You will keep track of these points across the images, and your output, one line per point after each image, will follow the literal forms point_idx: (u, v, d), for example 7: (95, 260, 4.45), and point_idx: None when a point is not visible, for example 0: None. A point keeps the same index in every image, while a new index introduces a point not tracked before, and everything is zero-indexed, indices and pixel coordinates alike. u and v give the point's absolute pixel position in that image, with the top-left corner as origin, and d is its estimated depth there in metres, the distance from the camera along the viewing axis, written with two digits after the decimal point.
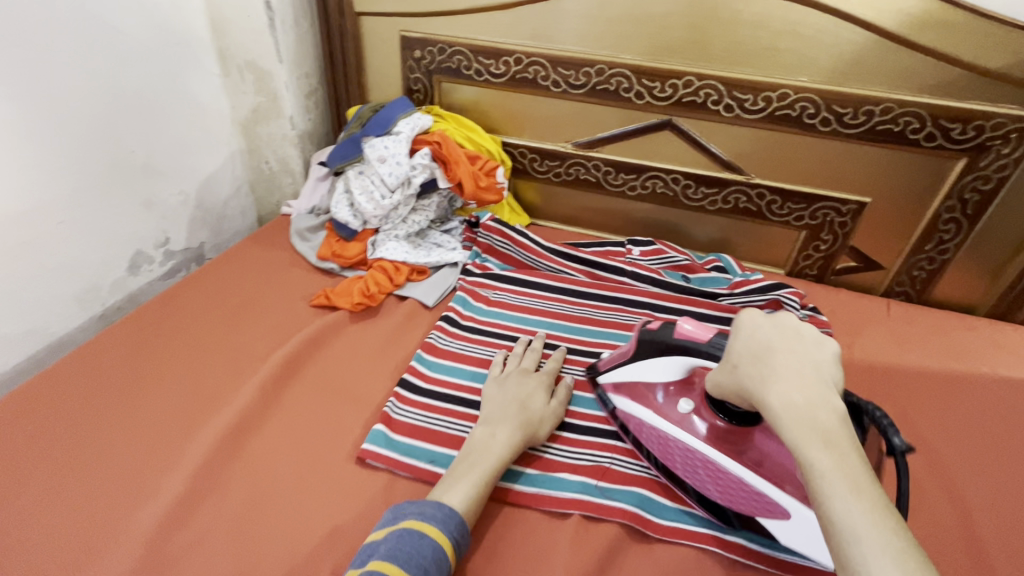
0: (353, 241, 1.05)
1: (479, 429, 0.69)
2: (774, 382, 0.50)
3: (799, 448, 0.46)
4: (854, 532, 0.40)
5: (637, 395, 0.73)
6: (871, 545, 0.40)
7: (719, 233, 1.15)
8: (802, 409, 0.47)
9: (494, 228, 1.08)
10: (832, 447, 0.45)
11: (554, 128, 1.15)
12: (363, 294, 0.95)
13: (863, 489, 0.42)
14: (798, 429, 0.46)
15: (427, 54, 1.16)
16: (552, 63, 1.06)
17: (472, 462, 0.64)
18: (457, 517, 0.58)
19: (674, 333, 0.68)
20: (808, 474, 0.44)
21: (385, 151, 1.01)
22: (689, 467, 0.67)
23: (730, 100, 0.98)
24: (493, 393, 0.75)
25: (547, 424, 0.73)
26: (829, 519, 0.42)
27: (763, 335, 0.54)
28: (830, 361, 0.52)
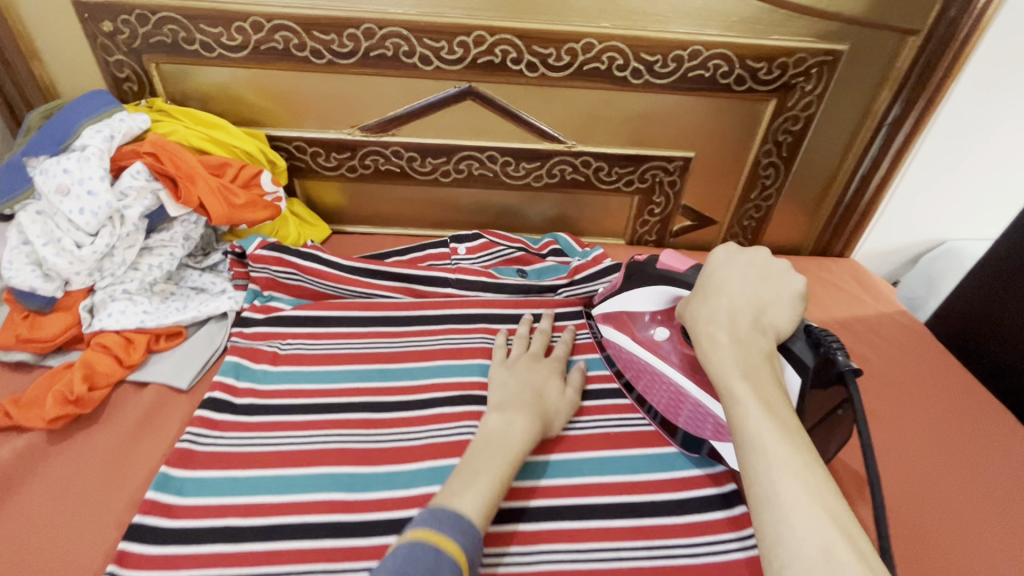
0: (53, 313, 0.71)
1: (492, 417, 0.63)
2: (710, 322, 0.55)
3: (722, 379, 0.50)
4: (762, 445, 0.43)
5: (619, 324, 0.75)
6: (779, 462, 0.42)
7: (552, 210, 1.01)
8: (730, 346, 0.52)
9: (268, 256, 0.80)
10: (750, 378, 0.49)
11: (333, 112, 0.90)
12: (64, 400, 0.63)
13: (779, 417, 0.46)
14: (724, 364, 0.51)
15: (122, 26, 0.82)
16: (303, 27, 0.80)
17: (489, 452, 0.57)
18: (466, 526, 0.48)
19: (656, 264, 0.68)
20: (729, 401, 0.48)
21: (65, 177, 0.68)
22: (649, 385, 0.72)
23: (531, 57, 0.81)
24: (505, 377, 0.69)
25: (561, 417, 0.68)
26: (739, 436, 0.45)
27: (726, 272, 0.58)
28: (786, 303, 0.56)
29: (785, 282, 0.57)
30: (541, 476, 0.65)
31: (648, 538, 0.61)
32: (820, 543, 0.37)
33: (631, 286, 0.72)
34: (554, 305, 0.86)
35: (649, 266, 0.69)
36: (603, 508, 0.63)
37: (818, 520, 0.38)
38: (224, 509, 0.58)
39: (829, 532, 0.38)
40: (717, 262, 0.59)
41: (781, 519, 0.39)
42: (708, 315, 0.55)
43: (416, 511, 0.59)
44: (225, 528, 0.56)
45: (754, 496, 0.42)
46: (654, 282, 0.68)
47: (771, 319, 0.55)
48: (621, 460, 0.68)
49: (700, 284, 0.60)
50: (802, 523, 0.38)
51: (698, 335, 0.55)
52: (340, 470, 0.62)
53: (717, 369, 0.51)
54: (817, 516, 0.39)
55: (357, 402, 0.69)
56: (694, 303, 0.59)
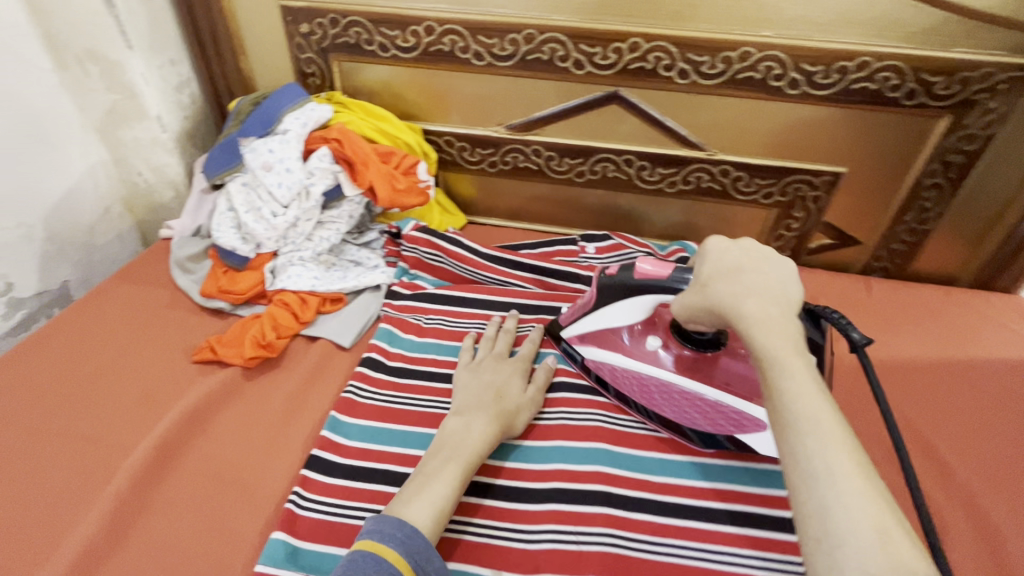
0: (246, 270, 0.84)
1: (451, 420, 0.66)
2: (748, 297, 0.50)
3: (767, 356, 0.46)
4: (812, 424, 0.42)
5: (604, 342, 0.74)
6: (827, 443, 0.41)
7: (680, 217, 1.01)
8: (768, 322, 0.48)
9: (420, 238, 0.90)
10: (798, 356, 0.46)
11: (482, 111, 0.97)
12: (258, 344, 0.75)
13: (826, 399, 0.44)
14: (770, 338, 0.47)
15: (316, 28, 0.93)
16: (470, 31, 0.87)
17: (445, 457, 0.61)
18: (419, 538, 0.52)
19: (633, 274, 0.65)
20: (777, 376, 0.45)
21: (269, 156, 0.81)
22: (652, 396, 0.71)
23: (684, 64, 0.83)
24: (467, 382, 0.71)
25: (525, 414, 0.70)
26: (785, 416, 0.43)
27: (741, 252, 0.55)
28: (796, 284, 0.54)
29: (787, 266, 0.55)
30: (668, 473, 0.68)
31: (782, 550, 0.60)
32: (879, 532, 0.36)
33: (613, 299, 0.69)
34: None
35: (626, 277, 0.67)
36: (731, 514, 0.63)
37: (874, 506, 0.38)
38: (382, 455, 0.66)
39: (886, 518, 0.37)
40: (722, 245, 0.56)
41: (835, 501, 0.38)
42: (747, 289, 0.51)
43: (555, 484, 0.66)
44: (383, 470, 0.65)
45: (802, 480, 0.40)
46: (639, 293, 0.66)
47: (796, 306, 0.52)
48: (751, 473, 0.67)
49: (710, 264, 0.55)
50: (863, 505, 0.37)
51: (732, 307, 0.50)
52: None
53: (766, 342, 0.47)
54: (875, 502, 0.38)
55: None
56: (716, 275, 0.54)
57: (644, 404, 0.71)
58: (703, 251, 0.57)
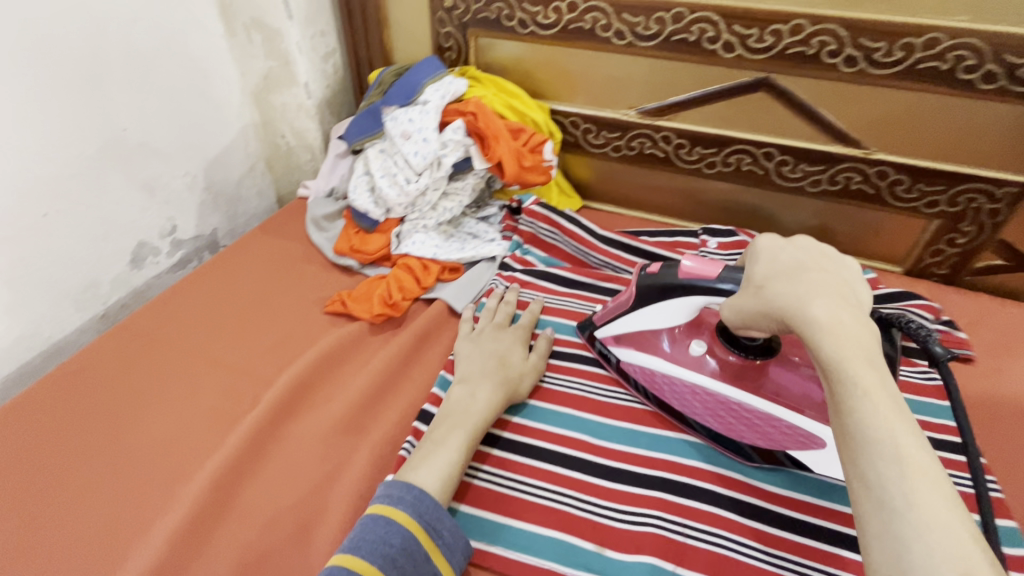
0: (374, 233, 0.89)
1: (456, 389, 0.66)
2: (815, 298, 0.45)
3: (840, 365, 0.41)
4: (896, 450, 0.37)
5: (643, 344, 0.70)
6: (917, 475, 0.36)
7: (815, 221, 0.93)
8: (841, 330, 0.43)
9: (539, 213, 0.92)
10: (876, 370, 0.41)
11: (614, 92, 0.94)
12: (385, 303, 0.79)
13: (901, 413, 0.39)
14: (842, 346, 0.42)
15: (460, 3, 0.96)
16: (615, 8, 0.85)
17: (452, 424, 0.61)
18: (427, 500, 0.53)
19: (678, 274, 0.62)
20: (854, 392, 0.40)
21: (409, 125, 0.84)
22: (700, 407, 0.66)
23: (853, 50, 0.75)
24: (468, 350, 0.72)
25: (528, 380, 0.70)
26: (870, 438, 0.38)
27: (806, 257, 0.51)
28: (859, 289, 0.49)
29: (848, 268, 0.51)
30: (790, 486, 0.63)
31: None
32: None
33: (652, 300, 0.66)
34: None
35: (669, 276, 0.63)
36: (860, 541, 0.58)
37: (959, 541, 0.33)
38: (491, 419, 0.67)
39: (974, 559, 0.32)
40: (776, 248, 0.52)
41: (910, 538, 0.34)
42: (808, 290, 0.46)
43: (660, 474, 0.64)
44: None
45: (885, 512, 0.35)
46: (684, 294, 0.62)
47: (866, 307, 0.48)
48: None
49: (766, 269, 0.51)
50: (942, 540, 0.33)
51: (797, 311, 0.45)
52: (570, 411, 0.70)
53: (835, 350, 0.42)
54: (957, 537, 0.33)
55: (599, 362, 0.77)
56: (773, 277, 0.50)
57: (688, 415, 0.67)
58: (754, 256, 0.54)
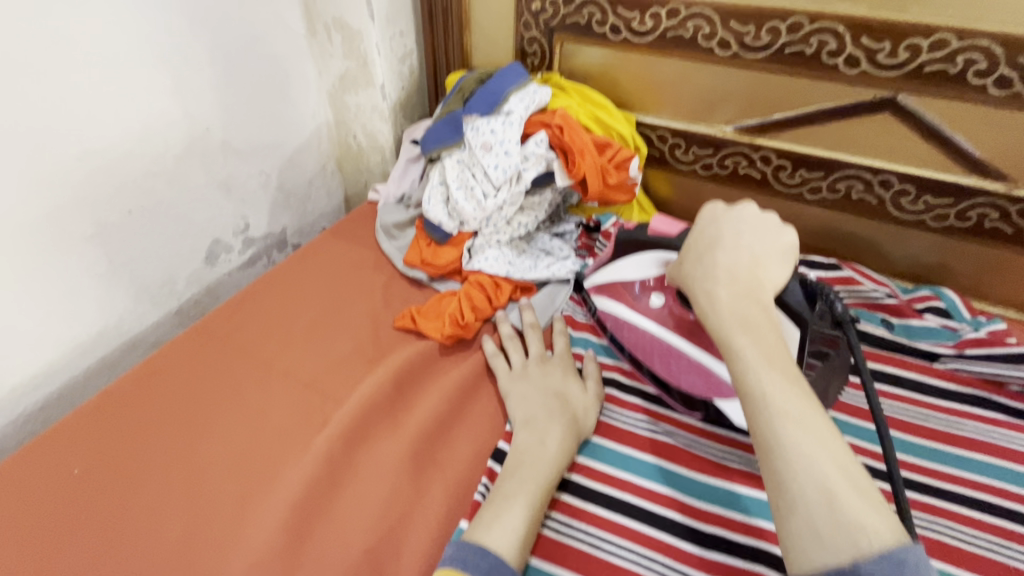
0: (446, 246, 0.85)
1: (523, 434, 0.63)
2: (709, 279, 0.58)
3: (726, 337, 0.54)
4: (766, 396, 0.48)
5: (615, 293, 0.76)
6: (784, 418, 0.47)
7: (935, 258, 0.83)
8: (716, 304, 0.57)
9: (618, 235, 0.86)
10: (751, 334, 0.53)
11: (709, 106, 0.87)
12: (455, 321, 0.76)
13: (778, 367, 0.50)
14: (726, 322, 0.55)
15: (547, 6, 0.91)
16: (722, 15, 0.77)
17: (519, 475, 0.58)
18: (503, 567, 0.50)
19: (647, 230, 0.74)
20: (733, 358, 0.52)
21: (491, 136, 0.80)
22: (655, 355, 0.71)
23: (1009, 70, 0.65)
24: (522, 392, 0.69)
25: (592, 412, 0.67)
26: (752, 394, 0.49)
27: (717, 232, 0.62)
28: (773, 258, 0.60)
29: (772, 245, 0.60)
30: None
31: None
32: (823, 492, 0.42)
33: (627, 256, 0.76)
34: (921, 371, 0.72)
35: (641, 234, 0.74)
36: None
37: (821, 463, 0.44)
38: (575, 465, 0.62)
39: (832, 475, 0.43)
40: (710, 218, 0.63)
41: (785, 464, 0.44)
42: (709, 266, 0.59)
43: (758, 544, 0.58)
44: None
45: (768, 453, 0.46)
46: (647, 249, 0.73)
47: (767, 276, 0.59)
48: None
49: (693, 243, 0.63)
50: (807, 463, 0.44)
51: (697, 287, 0.59)
52: (651, 459, 0.65)
53: (725, 321, 0.55)
54: (825, 465, 0.44)
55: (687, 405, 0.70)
56: (690, 255, 0.63)
57: (645, 362, 0.72)
58: (691, 230, 0.65)
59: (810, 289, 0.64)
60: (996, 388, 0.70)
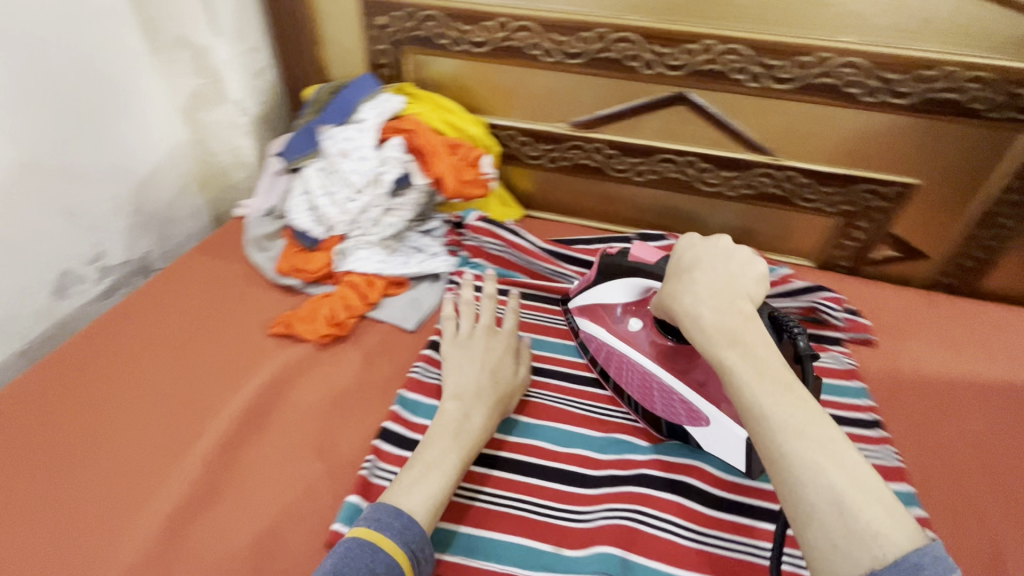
0: (317, 251, 0.89)
1: (451, 403, 0.66)
2: (684, 295, 0.56)
3: (712, 352, 0.50)
4: (764, 412, 0.44)
5: (596, 317, 0.78)
6: (784, 429, 0.43)
7: (739, 222, 1.01)
8: (692, 316, 0.53)
9: (482, 228, 0.93)
10: (737, 345, 0.49)
11: (546, 106, 0.98)
12: (330, 321, 0.80)
13: (769, 376, 0.46)
14: (710, 337, 0.51)
15: (392, 21, 0.97)
16: (542, 28, 0.89)
17: (436, 443, 0.62)
18: (415, 528, 0.55)
19: (628, 257, 0.71)
20: (723, 374, 0.48)
21: (347, 144, 0.85)
22: (630, 380, 0.73)
23: (757, 67, 0.82)
24: (454, 361, 0.71)
25: (513, 395, 0.72)
26: (746, 410, 0.46)
27: (696, 253, 0.59)
28: (755, 279, 0.57)
29: (752, 267, 0.58)
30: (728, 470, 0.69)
31: None
32: (834, 505, 0.39)
33: (608, 279, 0.75)
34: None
35: (620, 258, 0.72)
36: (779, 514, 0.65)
37: (829, 474, 0.40)
38: None
39: (839, 484, 0.40)
40: (688, 244, 0.61)
41: (792, 481, 0.41)
42: (688, 284, 0.56)
43: (610, 473, 0.70)
44: None
45: (779, 473, 0.42)
46: (625, 275, 0.71)
47: (750, 289, 0.55)
48: None
49: (673, 269, 0.61)
50: (814, 478, 0.40)
51: (680, 304, 0.55)
52: (517, 417, 0.75)
53: (718, 331, 0.51)
54: (833, 474, 0.40)
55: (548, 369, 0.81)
56: (670, 280, 0.60)
57: (623, 387, 0.75)
58: (669, 257, 0.63)
59: (776, 321, 0.58)
60: None
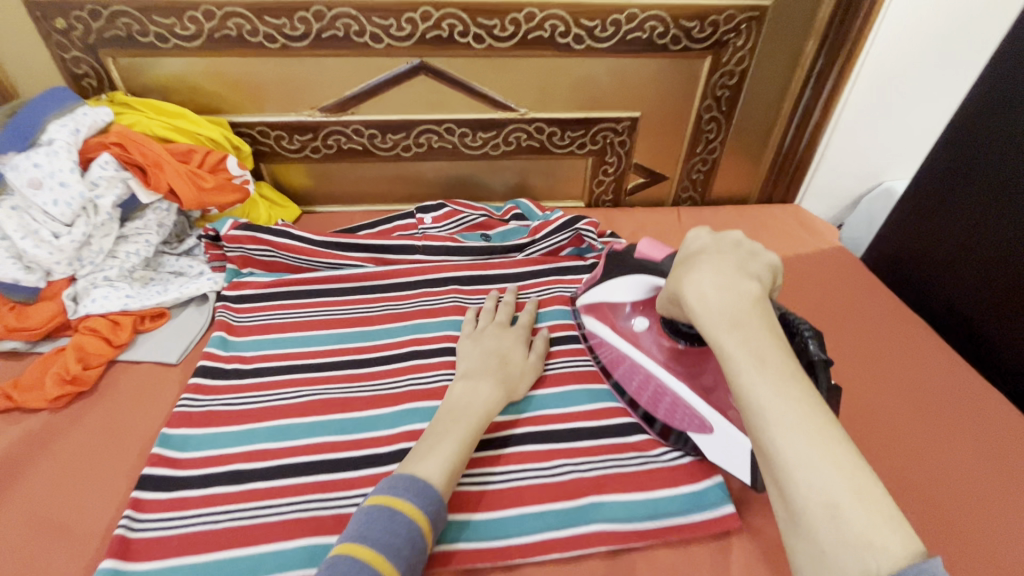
0: (36, 303, 0.75)
1: (457, 385, 0.66)
2: (690, 274, 0.48)
3: (711, 337, 0.44)
4: (760, 403, 0.39)
5: (603, 316, 0.73)
6: (782, 422, 0.38)
7: (514, 178, 1.06)
8: (698, 300, 0.46)
9: (241, 236, 0.83)
10: (738, 327, 0.43)
11: (291, 96, 0.93)
12: (63, 379, 0.68)
13: (772, 364, 0.40)
14: (708, 321, 0.45)
15: (75, 23, 0.84)
16: (254, 12, 0.83)
17: (446, 427, 0.60)
18: (431, 490, 0.53)
19: (637, 254, 0.70)
20: (720, 357, 0.43)
21: (36, 171, 0.71)
22: (656, 399, 0.67)
23: (477, 29, 0.85)
24: (470, 350, 0.71)
25: (525, 381, 0.70)
26: (741, 397, 0.40)
27: (704, 242, 0.53)
28: (767, 269, 0.50)
29: (764, 257, 0.51)
30: (535, 407, 0.71)
31: (601, 451, 0.67)
32: (826, 506, 0.35)
33: (617, 275, 0.72)
34: (521, 264, 0.91)
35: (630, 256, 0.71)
36: (554, 431, 0.69)
37: (828, 475, 0.36)
38: (226, 458, 0.63)
39: (837, 486, 0.35)
40: (698, 236, 0.54)
41: (786, 480, 0.37)
42: (690, 267, 0.49)
43: None
44: (227, 472, 0.61)
45: (769, 469, 0.38)
46: (635, 272, 0.69)
47: (763, 275, 0.49)
48: (589, 392, 0.74)
49: (678, 258, 0.53)
50: (807, 483, 0.36)
51: (680, 287, 0.48)
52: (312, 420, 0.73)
53: (704, 319, 0.45)
54: (828, 476, 0.36)
55: (342, 361, 0.74)
56: (676, 266, 0.53)
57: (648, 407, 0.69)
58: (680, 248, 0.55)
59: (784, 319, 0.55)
60: (558, 255, 0.93)
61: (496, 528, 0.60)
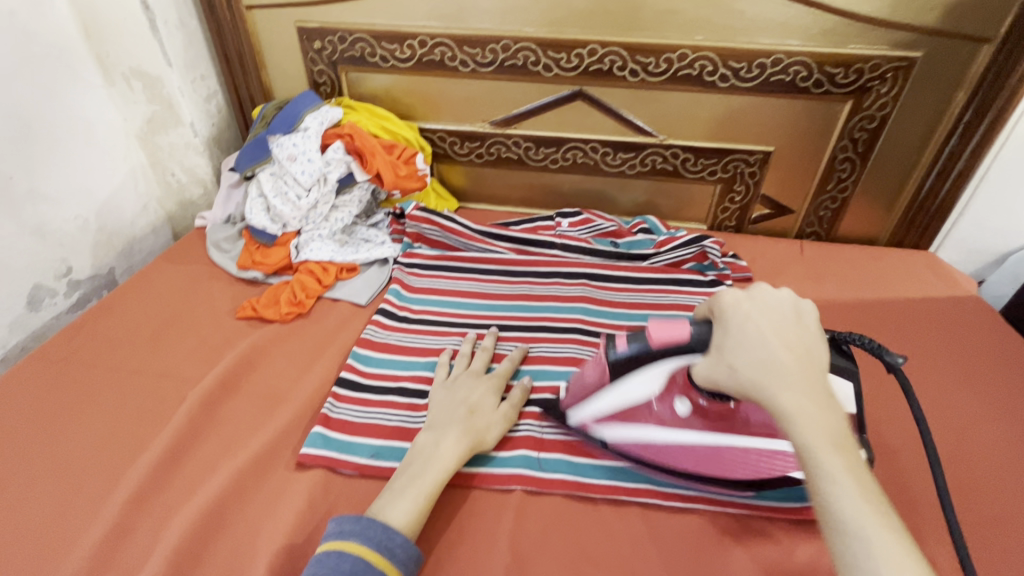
0: (274, 246, 1.00)
1: (423, 435, 0.67)
2: (786, 381, 0.47)
3: (812, 453, 0.45)
4: (861, 530, 0.42)
5: (629, 417, 0.67)
6: (878, 556, 0.41)
7: (644, 196, 1.18)
8: (809, 413, 0.46)
9: (420, 216, 1.03)
10: (842, 449, 0.45)
11: (469, 110, 1.14)
12: (290, 302, 0.92)
13: (869, 494, 0.44)
14: (811, 433, 0.45)
15: (327, 44, 1.11)
16: (457, 43, 1.04)
17: (414, 472, 0.63)
18: (375, 525, 0.56)
19: (650, 342, 0.58)
20: (820, 477, 0.44)
21: (294, 149, 0.98)
22: (708, 462, 0.65)
23: (634, 65, 1.00)
24: (439, 398, 0.72)
25: (495, 430, 0.70)
26: (835, 518, 0.43)
27: (765, 317, 0.51)
28: (816, 343, 0.52)
29: (815, 331, 0.52)
30: None
31: None
32: None
33: (636, 372, 0.62)
34: (646, 270, 1.02)
35: (640, 346, 0.60)
36: None
37: None
38: (399, 377, 0.80)
39: None
40: (756, 300, 0.53)
41: None
42: (779, 369, 0.48)
43: None
44: (400, 388, 0.79)
45: None
46: (664, 361, 0.59)
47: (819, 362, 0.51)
48: None
49: (735, 343, 0.51)
50: None
51: (777, 393, 0.47)
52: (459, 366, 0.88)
53: (804, 436, 0.46)
54: None
55: (488, 323, 0.90)
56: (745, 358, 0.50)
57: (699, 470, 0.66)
58: (726, 320, 0.53)
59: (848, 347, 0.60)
60: (681, 267, 1.03)
61: (609, 472, 0.70)
